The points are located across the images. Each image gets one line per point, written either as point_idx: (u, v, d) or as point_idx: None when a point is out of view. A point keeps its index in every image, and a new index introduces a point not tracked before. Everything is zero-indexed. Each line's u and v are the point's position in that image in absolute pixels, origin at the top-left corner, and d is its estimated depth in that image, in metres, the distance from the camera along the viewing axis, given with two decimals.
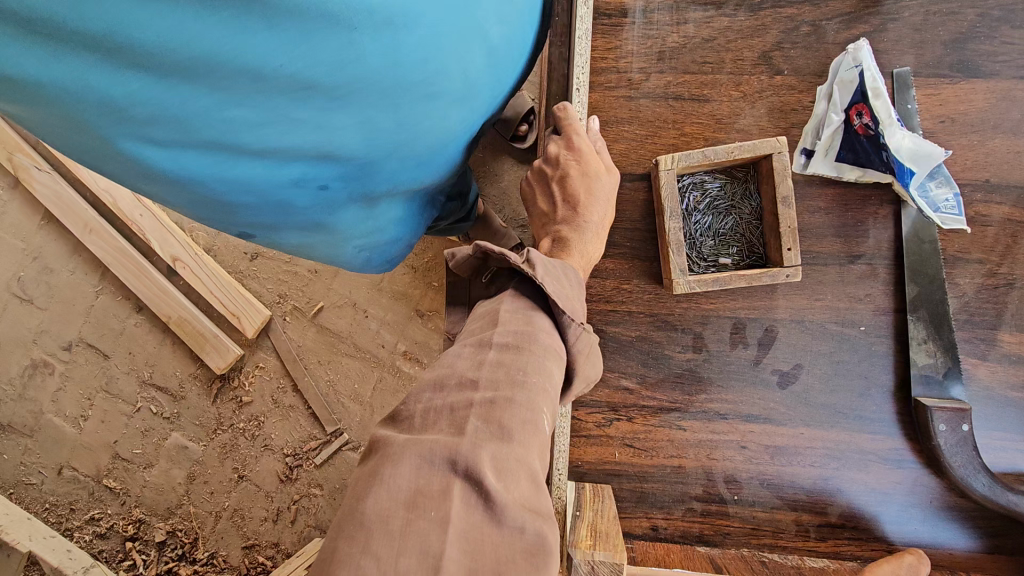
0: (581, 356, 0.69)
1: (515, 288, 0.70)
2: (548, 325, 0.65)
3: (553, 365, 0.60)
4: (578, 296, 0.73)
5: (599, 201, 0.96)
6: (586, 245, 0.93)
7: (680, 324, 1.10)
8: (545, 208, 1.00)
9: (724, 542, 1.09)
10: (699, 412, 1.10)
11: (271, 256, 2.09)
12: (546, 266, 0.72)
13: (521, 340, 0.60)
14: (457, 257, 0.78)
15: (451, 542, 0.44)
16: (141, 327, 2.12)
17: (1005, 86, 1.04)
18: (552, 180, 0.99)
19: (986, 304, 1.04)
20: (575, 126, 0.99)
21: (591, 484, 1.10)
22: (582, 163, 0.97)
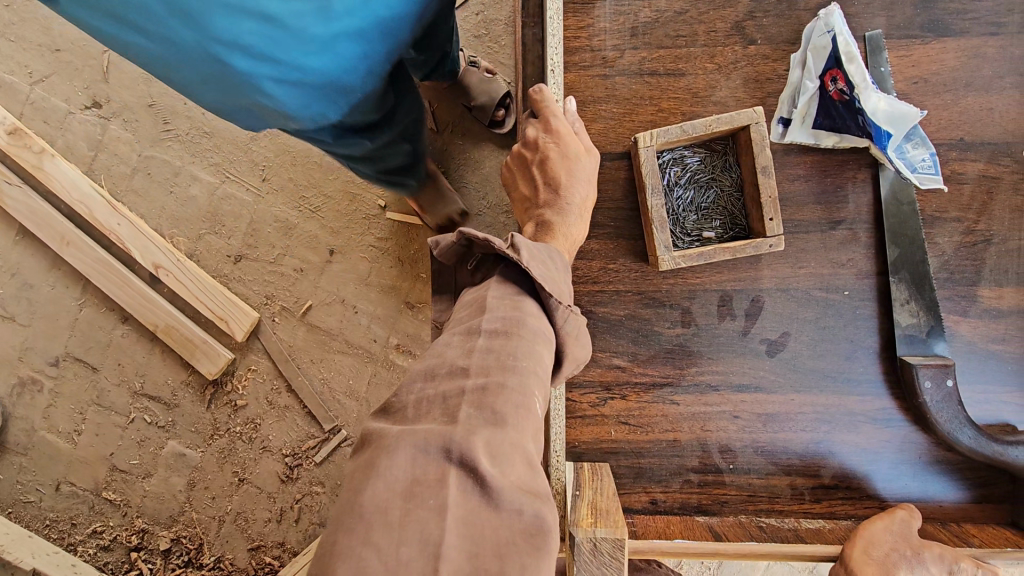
0: (569, 338, 0.70)
1: (501, 273, 0.71)
2: (536, 310, 0.66)
3: (543, 349, 0.61)
4: (564, 278, 0.74)
5: (581, 182, 0.96)
6: (571, 227, 0.93)
7: (667, 300, 1.11)
8: (526, 192, 1.00)
9: (722, 511, 1.11)
10: (691, 386, 1.11)
11: (256, 257, 2.07)
12: (531, 250, 0.71)
13: (509, 325, 0.61)
14: (442, 245, 0.77)
15: (450, 529, 0.46)
16: (128, 338, 2.10)
17: (975, 43, 1.05)
18: (532, 165, 0.99)
19: (965, 261, 1.06)
20: (552, 108, 0.99)
21: (589, 463, 1.11)
22: (561, 145, 0.97)
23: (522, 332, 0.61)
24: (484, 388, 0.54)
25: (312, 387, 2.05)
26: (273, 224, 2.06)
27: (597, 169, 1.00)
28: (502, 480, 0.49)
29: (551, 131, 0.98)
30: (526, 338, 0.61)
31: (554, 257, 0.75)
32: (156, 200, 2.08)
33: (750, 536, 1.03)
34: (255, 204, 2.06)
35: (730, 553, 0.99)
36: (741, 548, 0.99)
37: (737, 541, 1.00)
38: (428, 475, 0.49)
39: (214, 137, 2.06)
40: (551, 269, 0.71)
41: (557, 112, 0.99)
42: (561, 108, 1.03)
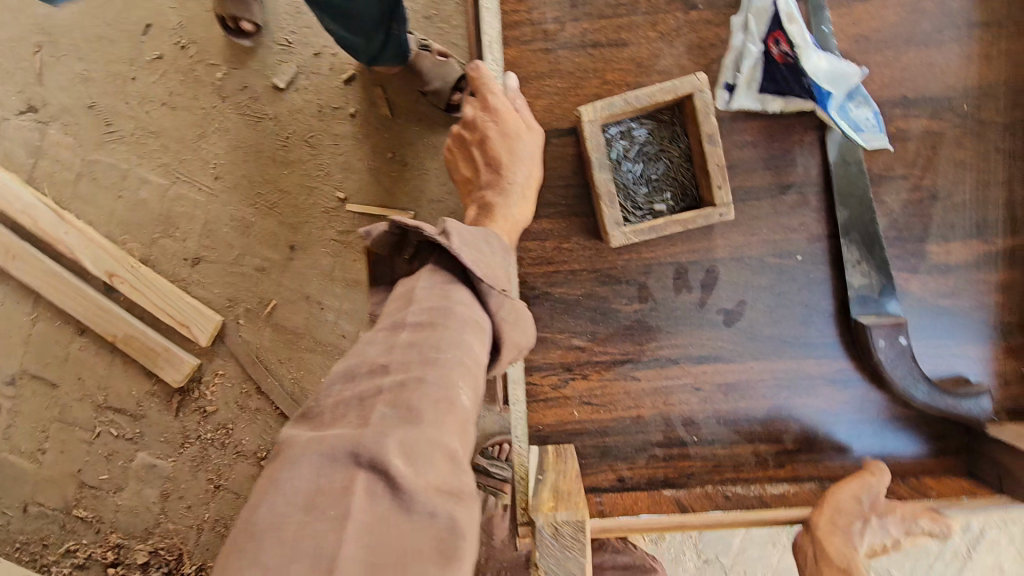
0: (505, 323, 0.76)
1: (435, 261, 0.75)
2: (468, 297, 0.71)
3: (472, 336, 0.67)
4: (501, 261, 0.77)
5: (523, 161, 0.94)
6: (510, 211, 0.91)
7: (623, 276, 1.09)
8: (469, 174, 0.99)
9: (688, 483, 1.11)
10: (651, 360, 1.11)
11: (213, 258, 2.00)
12: (462, 234, 0.74)
13: (436, 316, 0.67)
14: (374, 235, 0.77)
15: (349, 540, 0.50)
16: (86, 350, 2.03)
17: None
18: (472, 144, 0.98)
19: (913, 218, 1.06)
20: (489, 84, 0.96)
21: (554, 446, 1.10)
22: (500, 123, 0.94)
23: (450, 321, 0.67)
24: (404, 385, 0.60)
25: (282, 389, 2.00)
26: (228, 223, 1.99)
27: (541, 147, 0.96)
28: (412, 478, 0.54)
29: (489, 109, 0.95)
30: (456, 327, 0.67)
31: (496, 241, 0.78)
32: (103, 206, 1.99)
33: (714, 507, 1.04)
34: (207, 204, 1.99)
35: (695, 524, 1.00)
36: (706, 518, 1.00)
37: (700, 513, 1.02)
38: (337, 480, 0.53)
39: (159, 136, 1.97)
40: (488, 254, 0.75)
41: (496, 89, 0.97)
42: (501, 82, 1.00)
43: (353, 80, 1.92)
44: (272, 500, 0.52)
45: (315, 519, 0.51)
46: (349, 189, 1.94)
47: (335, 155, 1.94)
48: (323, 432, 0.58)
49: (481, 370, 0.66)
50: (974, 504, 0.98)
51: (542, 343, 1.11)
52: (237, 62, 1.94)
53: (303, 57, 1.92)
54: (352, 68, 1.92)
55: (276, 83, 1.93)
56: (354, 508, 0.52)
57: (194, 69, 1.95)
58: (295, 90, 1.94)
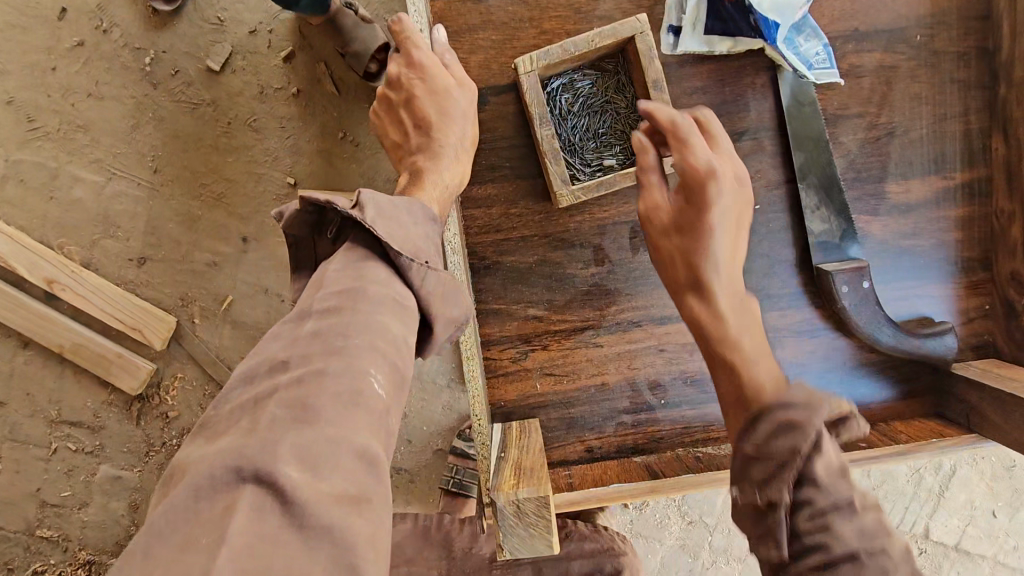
0: (433, 297, 0.76)
1: (354, 237, 0.75)
2: (386, 275, 0.72)
3: (387, 314, 0.68)
4: (422, 231, 0.78)
5: (454, 120, 0.89)
6: (442, 180, 0.86)
7: (576, 240, 1.04)
8: (399, 142, 0.93)
9: (659, 447, 1.08)
10: (613, 325, 1.06)
11: (158, 256, 1.89)
12: (378, 204, 0.74)
13: (343, 302, 0.68)
14: (287, 215, 0.78)
15: (222, 560, 0.46)
16: (34, 363, 1.92)
17: None
18: (399, 106, 0.92)
19: (871, 158, 1.02)
20: (413, 39, 0.91)
21: (518, 421, 1.05)
22: (428, 84, 0.89)
23: (360, 303, 0.67)
24: (303, 379, 0.60)
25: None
26: (172, 219, 1.88)
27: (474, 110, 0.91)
28: (305, 486, 0.52)
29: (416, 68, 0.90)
30: (367, 305, 0.68)
31: (422, 209, 0.80)
32: (35, 209, 1.86)
33: (693, 469, 1.00)
34: (148, 199, 1.87)
35: (670, 487, 0.96)
36: (682, 480, 0.97)
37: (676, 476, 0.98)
38: (219, 500, 0.51)
39: (88, 130, 1.84)
40: (408, 225, 0.76)
41: (422, 46, 0.91)
42: (430, 38, 0.93)
43: (293, 57, 1.80)
44: (143, 535, 0.49)
45: (190, 553, 0.47)
46: (297, 173, 1.84)
47: (280, 139, 1.83)
48: (210, 448, 0.56)
49: (395, 353, 0.67)
50: (942, 444, 0.96)
51: (498, 316, 1.05)
52: (165, 44, 1.80)
53: (236, 35, 1.80)
54: (291, 43, 1.79)
55: (210, 65, 1.80)
56: (232, 526, 0.49)
57: (119, 55, 1.81)
58: (231, 72, 1.81)
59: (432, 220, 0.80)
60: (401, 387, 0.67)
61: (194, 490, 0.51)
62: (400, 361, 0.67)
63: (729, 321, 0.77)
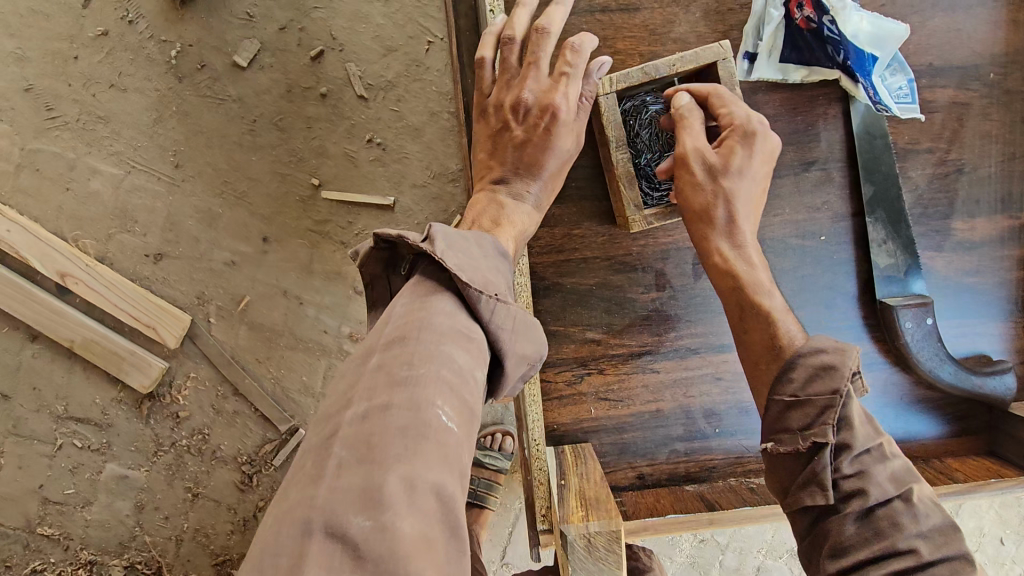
0: (503, 330, 0.72)
1: (423, 269, 0.73)
2: (451, 305, 0.69)
3: (452, 343, 0.65)
4: (492, 264, 0.75)
5: (551, 180, 0.89)
6: (517, 219, 0.86)
7: (639, 264, 1.02)
8: (490, 164, 0.90)
9: (711, 476, 1.06)
10: (671, 351, 1.04)
11: (178, 253, 1.85)
12: (448, 238, 0.73)
13: (406, 332, 0.65)
14: (361, 254, 0.77)
15: None
16: (42, 358, 1.86)
17: None
18: (501, 131, 0.89)
19: (938, 194, 1.02)
20: (570, 78, 0.86)
21: (571, 445, 1.03)
22: (553, 135, 0.86)
23: (423, 335, 0.64)
24: (369, 418, 0.57)
25: (261, 390, 1.88)
26: (193, 215, 1.84)
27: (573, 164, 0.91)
28: (374, 539, 0.50)
29: (553, 114, 0.85)
30: (432, 334, 0.65)
31: (495, 243, 0.79)
32: (50, 199, 1.81)
33: (750, 499, 0.98)
34: (168, 194, 1.83)
35: (726, 518, 0.94)
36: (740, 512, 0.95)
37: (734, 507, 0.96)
38: (288, 557, 0.49)
39: (109, 121, 1.79)
40: (478, 258, 0.73)
41: (569, 94, 0.86)
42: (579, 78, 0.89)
43: (323, 57, 1.76)
44: None
45: None
46: (323, 174, 1.80)
47: (308, 140, 1.80)
48: (284, 499, 0.55)
49: (462, 386, 0.63)
50: (1001, 484, 0.95)
51: (555, 337, 1.04)
52: (192, 37, 1.77)
53: (266, 33, 1.76)
54: (321, 43, 1.76)
55: (237, 60, 1.76)
56: None
57: (144, 46, 1.76)
58: (258, 69, 1.77)
59: (500, 253, 0.78)
60: (471, 422, 0.63)
61: (267, 547, 0.50)
62: (467, 393, 0.63)
63: (781, 325, 0.80)
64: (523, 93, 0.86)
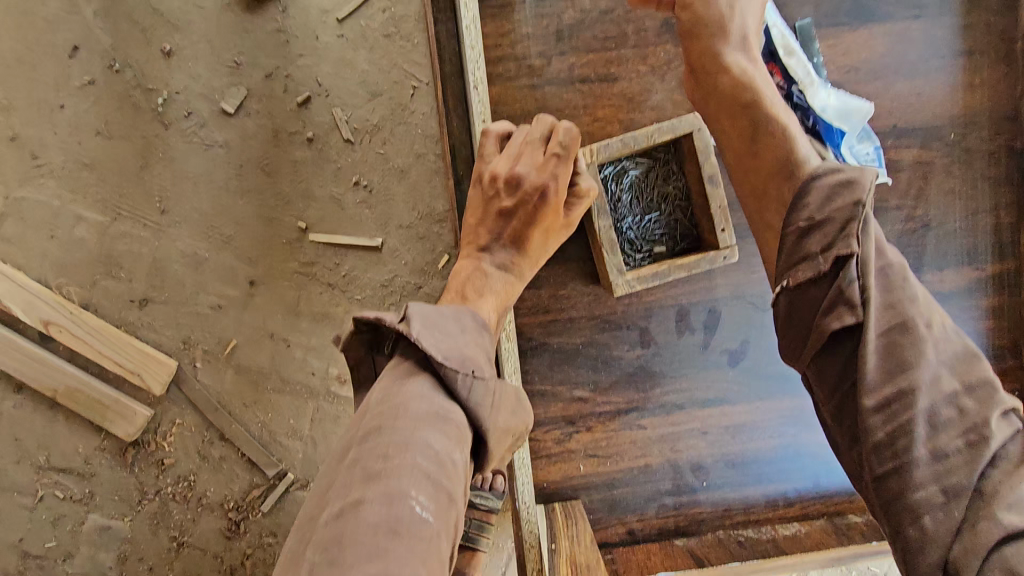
0: (484, 406, 0.73)
1: (403, 352, 0.75)
2: (428, 387, 0.70)
3: (427, 430, 0.66)
4: (470, 339, 0.76)
5: (534, 253, 0.92)
6: (500, 291, 0.87)
7: (624, 322, 1.04)
8: (478, 231, 0.91)
9: (701, 529, 1.08)
10: (656, 408, 1.06)
11: (163, 298, 1.84)
12: (425, 317, 0.74)
13: (383, 423, 0.67)
14: (344, 339, 0.78)
15: None
16: (23, 408, 1.83)
17: (901, 26, 1.03)
18: (491, 200, 0.90)
19: (907, 249, 1.06)
20: (569, 155, 0.88)
21: (561, 503, 1.05)
22: (542, 215, 0.88)
23: (397, 423, 0.66)
24: (342, 517, 0.59)
25: (248, 434, 1.87)
26: (179, 261, 1.83)
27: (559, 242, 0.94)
28: None
29: (542, 195, 0.87)
30: (406, 421, 0.66)
31: (476, 316, 0.81)
32: (33, 246, 1.80)
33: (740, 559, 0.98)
34: (154, 240, 1.83)
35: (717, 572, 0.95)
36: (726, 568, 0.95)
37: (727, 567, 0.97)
38: None
39: (94, 169, 1.79)
40: (457, 337, 0.75)
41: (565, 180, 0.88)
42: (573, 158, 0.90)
43: (309, 103, 1.77)
44: None
45: None
46: (310, 218, 1.80)
47: (294, 185, 1.80)
48: None
49: (437, 473, 0.63)
50: None
51: (543, 396, 1.05)
52: (178, 85, 1.77)
53: (252, 80, 1.76)
54: (307, 89, 1.76)
55: (224, 107, 1.77)
56: None
57: (130, 94, 1.77)
58: (245, 115, 1.78)
59: (482, 327, 0.80)
60: (449, 509, 0.63)
61: None
62: (444, 477, 0.64)
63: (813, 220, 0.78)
64: (519, 168, 0.89)
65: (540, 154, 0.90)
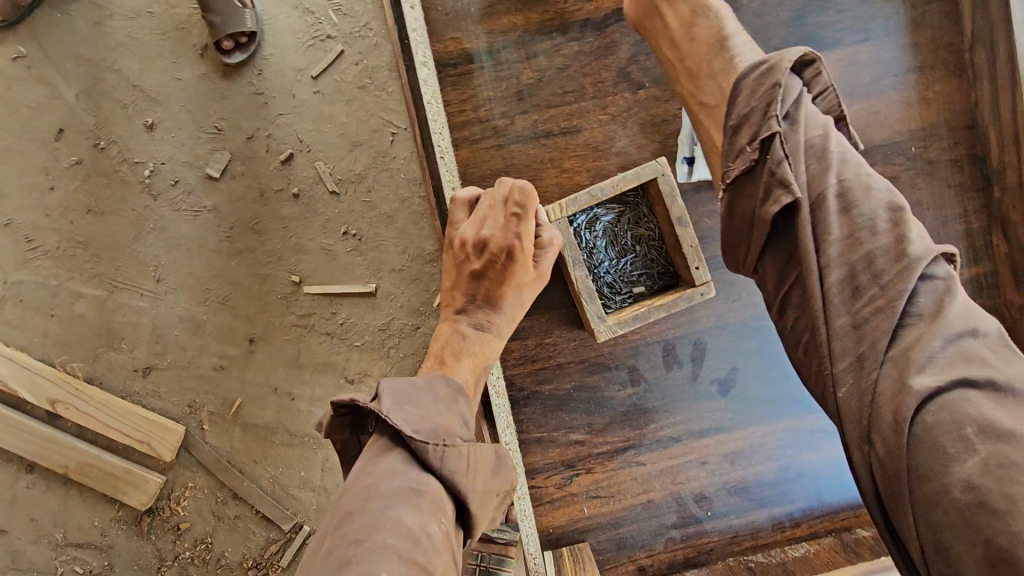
0: (460, 471, 0.73)
1: (378, 431, 0.76)
2: (400, 462, 0.72)
3: (398, 506, 0.67)
4: (443, 406, 0.78)
5: (509, 309, 0.91)
6: (478, 356, 0.88)
7: (612, 362, 1.06)
8: (454, 294, 0.93)
9: (710, 558, 1.08)
10: (654, 443, 1.08)
11: (167, 364, 1.87)
12: (397, 392, 0.77)
13: (355, 506, 0.68)
14: (326, 424, 0.81)
15: None
16: (36, 487, 1.85)
17: (833, 56, 1.16)
18: (462, 262, 0.92)
19: None
20: (530, 213, 0.89)
21: (569, 547, 1.06)
22: (510, 276, 0.89)
23: (369, 505, 0.68)
24: None
25: (260, 491, 1.86)
26: (179, 326, 1.86)
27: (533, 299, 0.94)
28: None
29: (508, 257, 0.88)
30: (377, 503, 0.67)
31: (450, 381, 0.83)
32: (34, 325, 1.83)
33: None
34: (153, 308, 1.86)
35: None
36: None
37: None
38: None
39: (88, 245, 1.83)
40: (426, 406, 0.77)
41: (529, 239, 0.89)
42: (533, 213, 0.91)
43: (292, 159, 1.79)
44: None
45: None
46: (303, 271, 1.81)
47: (284, 240, 1.82)
48: None
49: (410, 547, 0.64)
50: None
51: (540, 442, 1.07)
52: (163, 156, 1.81)
53: (234, 142, 1.79)
54: (289, 147, 1.78)
55: (209, 172, 1.80)
56: None
57: (117, 169, 1.81)
58: (230, 178, 1.81)
59: (457, 391, 0.82)
60: None
61: None
62: (420, 553, 0.64)
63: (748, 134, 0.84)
64: (483, 230, 0.90)
65: (503, 214, 0.90)
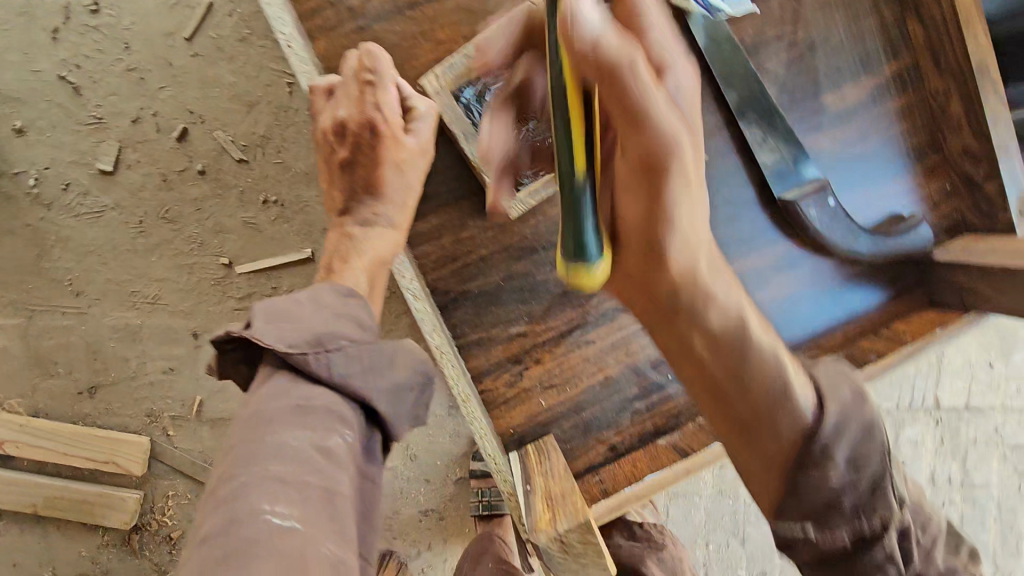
0: (354, 375, 0.82)
1: (268, 359, 0.82)
2: (287, 380, 0.80)
3: (288, 422, 0.76)
4: (323, 315, 0.84)
5: (395, 188, 0.97)
6: (366, 252, 0.98)
7: (538, 242, 0.98)
8: (333, 184, 1.05)
9: (680, 423, 1.01)
10: (598, 317, 1.01)
11: (114, 377, 1.69)
12: (271, 316, 0.82)
13: (248, 429, 0.76)
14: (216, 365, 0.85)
15: None
16: (7, 534, 1.72)
17: None
18: (334, 150, 1.02)
19: (798, 74, 1.03)
20: (378, 83, 0.94)
21: (533, 443, 0.98)
22: (377, 158, 0.97)
23: (260, 425, 0.76)
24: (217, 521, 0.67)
25: None
26: (113, 336, 1.69)
27: (422, 183, 0.98)
28: None
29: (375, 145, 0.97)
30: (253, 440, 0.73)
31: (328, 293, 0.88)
32: None
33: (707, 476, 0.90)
34: (80, 325, 1.69)
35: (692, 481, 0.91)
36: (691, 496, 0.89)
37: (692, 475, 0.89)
38: None
39: None
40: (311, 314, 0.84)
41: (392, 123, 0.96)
42: (390, 85, 0.96)
43: (187, 135, 1.61)
44: None
45: None
46: (230, 250, 1.63)
47: (202, 223, 1.64)
48: None
49: (304, 454, 0.74)
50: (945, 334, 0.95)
51: (479, 344, 0.99)
52: (45, 160, 1.64)
53: (119, 129, 1.62)
54: (181, 120, 1.61)
55: (101, 167, 1.63)
56: None
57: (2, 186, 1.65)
58: (126, 168, 1.63)
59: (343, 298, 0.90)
60: (327, 479, 0.74)
61: None
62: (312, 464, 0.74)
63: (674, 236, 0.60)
64: (341, 111, 0.97)
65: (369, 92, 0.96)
